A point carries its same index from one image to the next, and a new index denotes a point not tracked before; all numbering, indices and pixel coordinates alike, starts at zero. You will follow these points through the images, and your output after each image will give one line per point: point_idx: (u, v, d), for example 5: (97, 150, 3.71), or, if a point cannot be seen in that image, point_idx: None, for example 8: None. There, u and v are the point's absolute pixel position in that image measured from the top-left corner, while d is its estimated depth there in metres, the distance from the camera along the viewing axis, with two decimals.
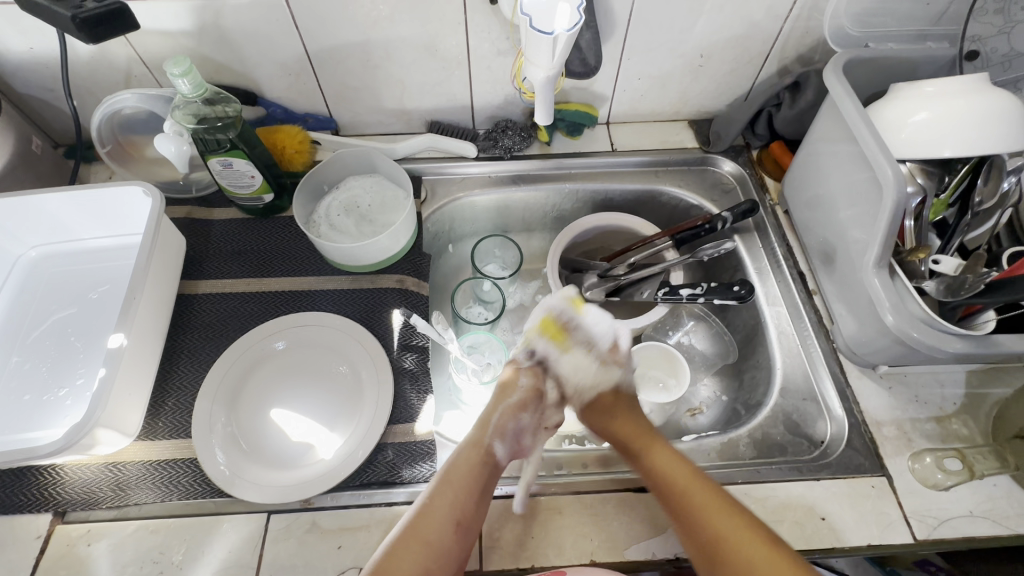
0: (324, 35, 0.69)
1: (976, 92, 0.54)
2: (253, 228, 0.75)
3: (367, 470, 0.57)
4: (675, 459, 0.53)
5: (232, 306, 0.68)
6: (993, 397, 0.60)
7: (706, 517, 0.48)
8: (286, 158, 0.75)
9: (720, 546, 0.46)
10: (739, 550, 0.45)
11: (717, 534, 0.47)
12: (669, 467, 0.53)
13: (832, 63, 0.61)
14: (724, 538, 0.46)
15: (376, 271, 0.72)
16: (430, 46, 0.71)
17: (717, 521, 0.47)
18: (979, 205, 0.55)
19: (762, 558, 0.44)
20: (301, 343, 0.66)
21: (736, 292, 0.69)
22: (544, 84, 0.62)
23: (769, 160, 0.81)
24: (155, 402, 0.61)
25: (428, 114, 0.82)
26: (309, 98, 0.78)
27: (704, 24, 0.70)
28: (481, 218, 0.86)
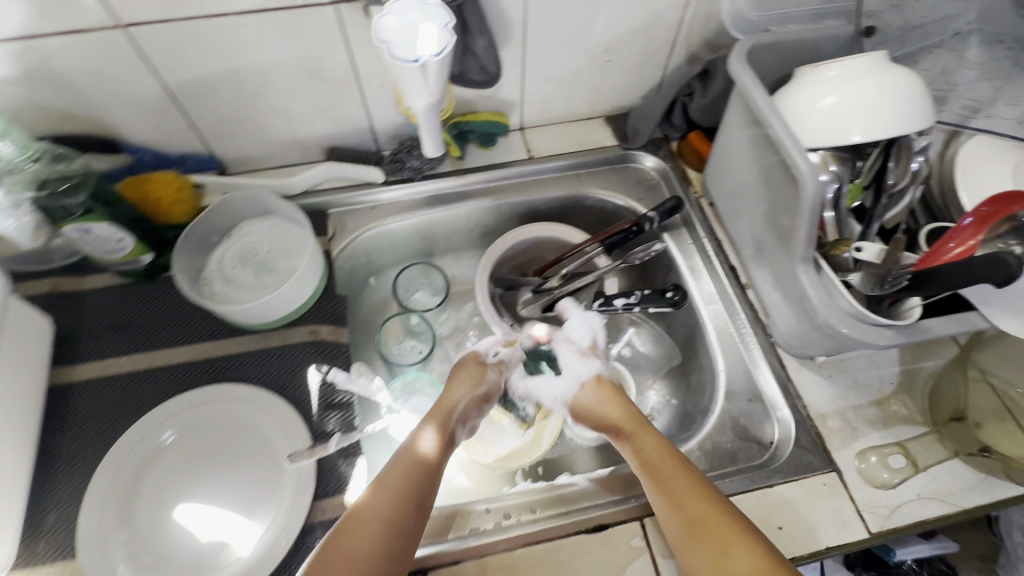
0: (182, 67, 0.60)
1: (879, 72, 0.52)
2: (134, 295, 0.65)
3: (294, 560, 0.51)
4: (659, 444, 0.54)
5: (117, 391, 0.59)
6: (925, 370, 0.61)
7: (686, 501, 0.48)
8: (163, 210, 0.65)
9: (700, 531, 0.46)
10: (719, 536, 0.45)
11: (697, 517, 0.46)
12: (652, 455, 0.53)
13: (735, 50, 0.58)
14: (698, 521, 0.46)
15: (285, 325, 0.65)
16: (311, 68, 0.64)
17: (695, 506, 0.47)
18: (893, 187, 0.54)
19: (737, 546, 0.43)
20: (202, 424, 0.58)
21: (670, 298, 0.66)
22: (427, 110, 0.57)
23: (689, 151, 0.79)
24: (31, 522, 0.52)
25: (325, 140, 0.75)
26: (182, 138, 0.69)
27: (605, 18, 0.66)
28: (401, 245, 0.80)
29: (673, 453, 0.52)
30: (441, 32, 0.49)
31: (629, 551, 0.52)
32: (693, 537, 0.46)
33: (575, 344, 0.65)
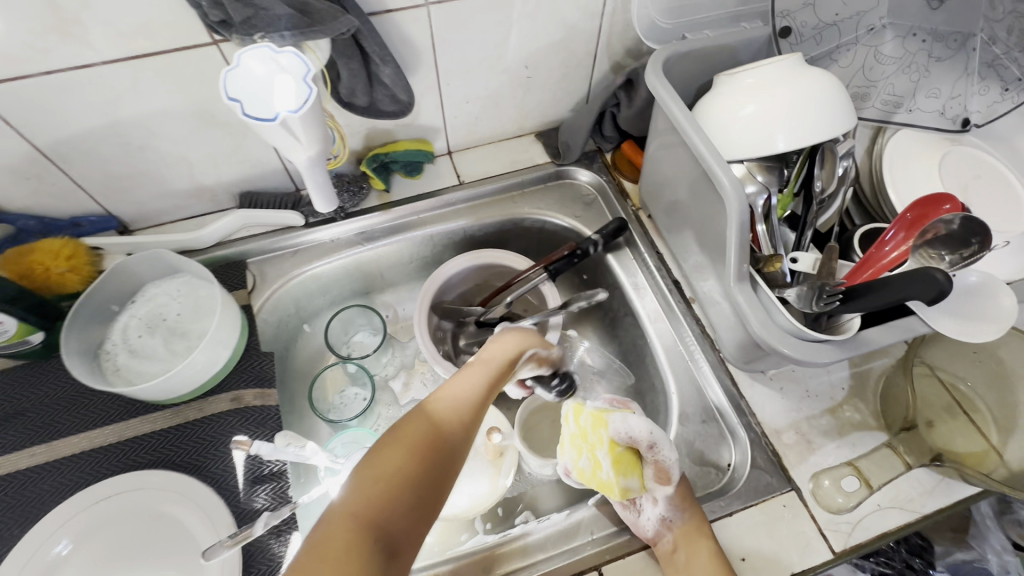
0: (52, 125, 0.54)
1: (796, 76, 0.51)
2: (27, 380, 0.59)
3: None
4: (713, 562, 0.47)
5: (11, 494, 0.53)
6: (875, 371, 0.60)
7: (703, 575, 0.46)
8: (53, 281, 0.59)
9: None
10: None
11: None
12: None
13: (650, 62, 0.56)
14: None
15: (203, 394, 0.59)
16: (204, 113, 0.59)
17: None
18: (822, 192, 0.53)
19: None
20: (110, 521, 0.52)
21: (557, 385, 0.64)
22: (308, 163, 0.53)
23: (624, 162, 0.76)
24: None
25: (234, 186, 0.69)
26: (70, 200, 0.62)
27: (518, 36, 0.63)
28: (333, 288, 0.75)
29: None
30: (300, 84, 0.45)
31: None
32: None
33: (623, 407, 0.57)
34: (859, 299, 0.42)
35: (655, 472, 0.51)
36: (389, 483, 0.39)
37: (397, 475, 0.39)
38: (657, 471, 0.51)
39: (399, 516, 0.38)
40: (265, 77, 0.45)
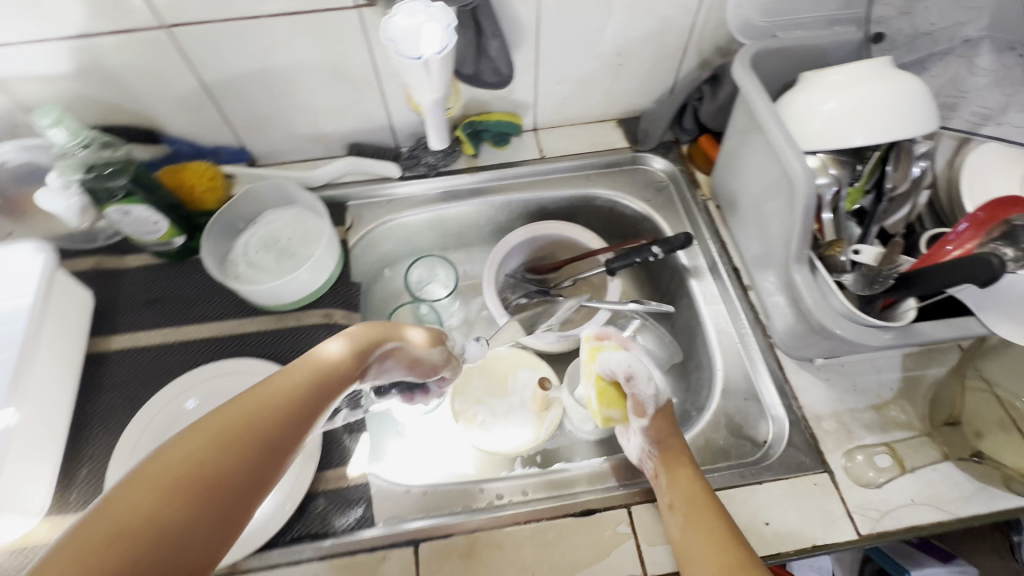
0: (219, 65, 0.65)
1: (881, 78, 0.53)
2: (167, 274, 0.70)
3: (297, 523, 0.55)
4: (696, 481, 0.51)
5: (146, 361, 0.64)
6: (928, 377, 0.61)
7: (686, 490, 0.50)
8: (196, 197, 0.70)
9: (696, 525, 0.48)
10: (706, 527, 0.47)
11: (692, 507, 0.49)
12: (687, 494, 0.50)
13: (739, 56, 0.60)
14: None
15: (301, 307, 0.69)
16: (335, 68, 0.68)
17: (698, 502, 0.49)
18: (892, 191, 0.55)
19: (725, 540, 0.45)
20: (220, 395, 0.62)
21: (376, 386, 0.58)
22: (433, 105, 0.60)
23: (700, 155, 0.80)
24: (67, 472, 0.57)
25: (347, 137, 0.79)
26: (217, 131, 0.74)
27: (616, 24, 0.69)
28: (416, 238, 0.83)
29: (708, 495, 0.50)
30: (445, 31, 0.51)
31: (614, 536, 0.53)
32: None
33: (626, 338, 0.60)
34: (919, 281, 0.46)
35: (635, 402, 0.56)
36: (142, 532, 0.30)
37: (156, 520, 0.31)
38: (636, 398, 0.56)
39: (164, 561, 0.31)
40: (412, 27, 0.52)
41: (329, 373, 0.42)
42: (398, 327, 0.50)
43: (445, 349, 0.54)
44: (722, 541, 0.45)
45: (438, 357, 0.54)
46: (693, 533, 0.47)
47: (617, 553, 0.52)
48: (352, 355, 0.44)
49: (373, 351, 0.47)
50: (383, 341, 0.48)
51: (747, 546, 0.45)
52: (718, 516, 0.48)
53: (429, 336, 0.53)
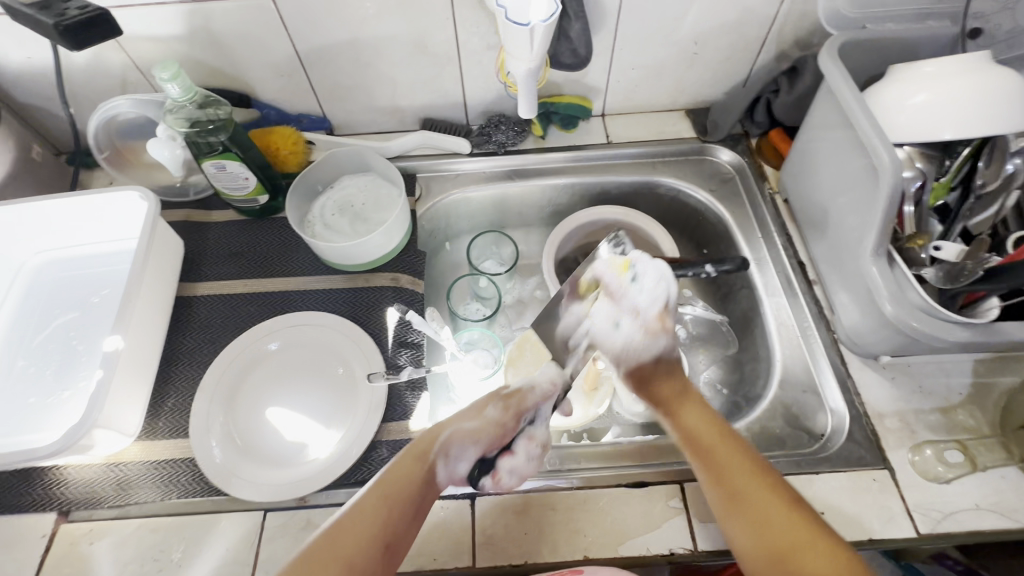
0: (313, 34, 0.69)
1: (977, 71, 0.52)
2: (250, 230, 0.75)
3: (361, 468, 0.58)
4: (703, 415, 0.50)
5: (227, 308, 0.69)
6: (1000, 386, 0.59)
7: (696, 427, 0.49)
8: (280, 159, 0.75)
9: (714, 460, 0.46)
10: (730, 465, 0.45)
11: (705, 445, 0.47)
12: (697, 429, 0.49)
13: (826, 48, 0.60)
14: (741, 491, 0.44)
15: (371, 269, 0.72)
16: (420, 43, 0.71)
17: (708, 436, 0.48)
18: (982, 188, 0.54)
19: (753, 478, 0.44)
20: (295, 344, 0.67)
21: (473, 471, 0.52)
22: (526, 77, 0.62)
23: (769, 148, 0.79)
24: (155, 402, 0.62)
25: (421, 111, 0.82)
26: (302, 99, 0.78)
27: (698, 11, 0.69)
28: (478, 214, 0.86)
29: (718, 427, 0.48)
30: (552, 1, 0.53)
31: (666, 510, 0.54)
32: (733, 512, 0.43)
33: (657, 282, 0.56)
34: (1013, 272, 0.45)
35: (657, 321, 0.56)
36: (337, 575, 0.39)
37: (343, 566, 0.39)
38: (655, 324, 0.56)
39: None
40: None
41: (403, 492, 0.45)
42: (459, 414, 0.53)
43: (499, 404, 0.54)
44: (752, 478, 0.44)
45: (495, 417, 0.53)
46: (712, 471, 0.46)
47: (669, 525, 0.53)
48: (423, 470, 0.48)
49: (434, 451, 0.49)
50: (442, 435, 0.50)
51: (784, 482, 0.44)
52: (739, 452, 0.46)
53: (481, 402, 0.53)
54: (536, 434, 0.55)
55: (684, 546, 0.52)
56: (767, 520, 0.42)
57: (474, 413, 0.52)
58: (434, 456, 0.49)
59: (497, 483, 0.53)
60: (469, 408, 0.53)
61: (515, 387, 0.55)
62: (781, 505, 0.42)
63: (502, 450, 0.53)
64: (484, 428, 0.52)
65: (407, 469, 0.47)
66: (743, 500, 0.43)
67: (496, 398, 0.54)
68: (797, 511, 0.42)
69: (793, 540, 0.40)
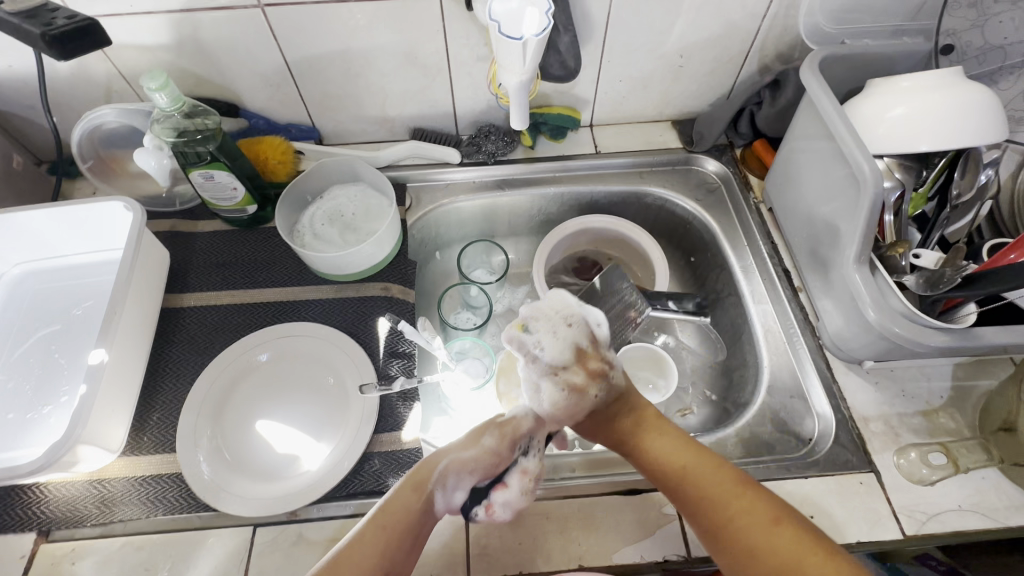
0: (302, 44, 0.69)
1: (952, 85, 0.54)
2: (238, 240, 0.74)
3: (353, 480, 0.57)
4: (668, 440, 0.52)
5: (215, 319, 0.68)
6: (979, 389, 0.61)
7: (666, 456, 0.51)
8: (269, 169, 0.74)
9: (686, 485, 0.48)
10: (709, 490, 0.47)
11: (677, 475, 0.49)
12: (665, 455, 0.51)
13: (807, 62, 0.62)
14: (718, 511, 0.46)
15: (361, 279, 0.72)
16: (410, 54, 0.71)
17: (678, 462, 0.50)
18: (957, 198, 0.57)
19: (731, 495, 0.46)
20: (285, 355, 0.66)
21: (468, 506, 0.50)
22: (519, 88, 0.62)
23: (753, 158, 0.81)
24: (140, 417, 0.60)
25: (412, 121, 0.82)
26: (292, 109, 0.78)
27: (683, 26, 0.70)
28: (468, 224, 0.86)
29: (683, 449, 0.51)
30: (544, 15, 0.53)
31: (660, 516, 0.54)
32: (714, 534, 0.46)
33: (536, 362, 0.57)
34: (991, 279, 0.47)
35: (581, 371, 0.56)
36: None
37: None
38: (577, 378, 0.56)
39: None
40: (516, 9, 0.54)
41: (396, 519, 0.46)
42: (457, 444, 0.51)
43: (494, 432, 0.52)
44: (734, 497, 0.46)
45: (491, 446, 0.51)
46: (692, 505, 0.48)
47: (662, 532, 0.53)
48: (420, 501, 0.48)
49: (432, 481, 0.49)
50: (439, 466, 0.50)
51: (766, 498, 0.46)
52: (712, 474, 0.48)
53: (477, 431, 0.52)
54: (529, 467, 0.52)
55: (677, 552, 0.52)
56: (745, 537, 0.44)
57: (472, 441, 0.51)
58: (432, 487, 0.49)
59: (490, 515, 0.51)
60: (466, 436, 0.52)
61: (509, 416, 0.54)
62: (763, 521, 0.44)
63: (496, 482, 0.51)
64: (473, 459, 0.50)
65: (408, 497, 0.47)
66: (728, 522, 0.45)
67: (492, 427, 0.53)
68: (774, 525, 0.44)
69: (777, 551, 0.42)
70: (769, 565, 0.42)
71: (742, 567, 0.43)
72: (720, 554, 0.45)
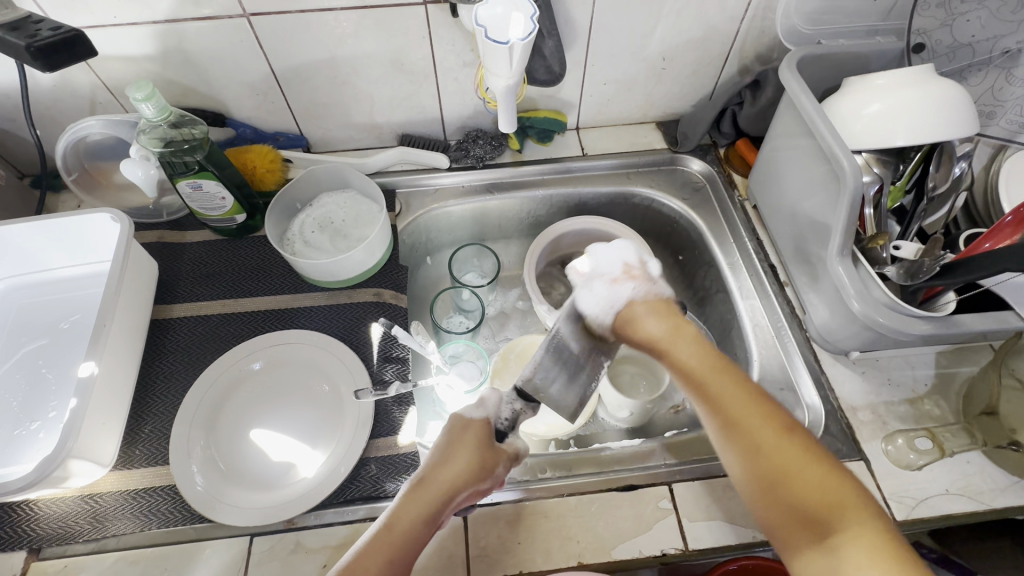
0: (289, 53, 0.69)
1: (925, 82, 0.56)
2: (227, 250, 0.74)
3: (350, 486, 0.57)
4: (696, 350, 0.50)
5: (206, 329, 0.67)
6: (961, 375, 0.62)
7: (692, 364, 0.49)
8: (257, 177, 0.74)
9: (712, 399, 0.46)
10: (728, 400, 0.46)
11: (705, 379, 0.47)
12: (697, 366, 0.48)
13: (785, 61, 0.63)
14: (736, 422, 0.44)
15: (352, 285, 0.72)
16: (397, 61, 0.72)
17: (704, 374, 0.48)
18: (933, 191, 0.59)
19: (747, 405, 0.45)
20: (278, 363, 0.66)
21: None
22: (506, 92, 0.63)
23: (736, 157, 0.83)
24: (131, 430, 0.60)
25: (400, 128, 0.83)
26: (279, 117, 0.78)
27: (665, 29, 0.72)
28: (458, 227, 0.86)
29: (711, 364, 0.48)
30: (529, 19, 0.54)
31: (657, 511, 0.55)
32: (731, 443, 0.44)
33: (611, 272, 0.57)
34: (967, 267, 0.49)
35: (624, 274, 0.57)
36: None
37: None
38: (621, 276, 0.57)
39: None
40: (501, 15, 0.55)
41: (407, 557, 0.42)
42: (472, 471, 0.47)
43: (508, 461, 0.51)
44: (755, 412, 0.45)
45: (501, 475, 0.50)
46: (710, 404, 0.46)
47: (659, 526, 0.54)
48: (430, 528, 0.44)
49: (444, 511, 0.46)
50: (456, 496, 0.46)
51: (778, 408, 0.45)
52: (733, 382, 0.47)
53: (491, 459, 0.49)
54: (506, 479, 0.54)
55: (675, 546, 0.53)
56: (760, 448, 0.43)
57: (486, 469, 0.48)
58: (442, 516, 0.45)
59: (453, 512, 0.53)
60: (481, 459, 0.48)
61: (513, 449, 0.52)
62: (774, 431, 0.43)
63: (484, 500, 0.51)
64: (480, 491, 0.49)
65: (418, 526, 0.44)
66: (748, 434, 0.44)
67: (505, 458, 0.50)
68: (789, 440, 0.43)
69: (784, 461, 0.42)
70: (773, 470, 0.42)
71: (748, 472, 0.43)
72: (729, 453, 0.45)
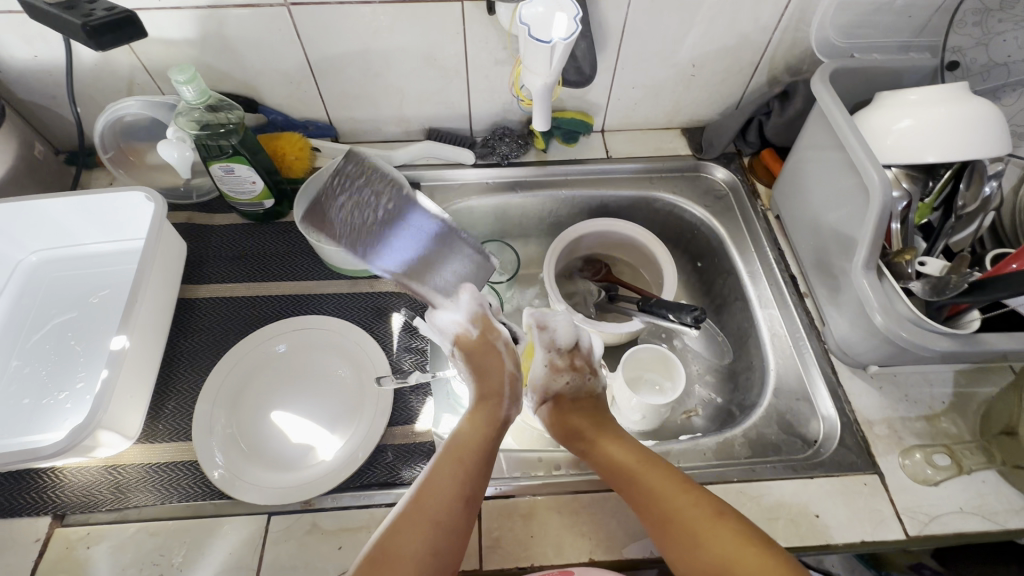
0: (324, 44, 0.70)
1: (958, 99, 0.56)
2: (254, 233, 0.75)
3: (368, 471, 0.58)
4: (628, 448, 0.57)
5: (231, 311, 0.69)
6: (980, 396, 0.62)
7: (620, 460, 0.55)
8: (286, 165, 0.74)
9: (646, 491, 0.51)
10: (661, 490, 0.51)
11: (635, 473, 0.53)
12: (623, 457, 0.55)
13: (818, 73, 0.64)
14: (680, 518, 0.48)
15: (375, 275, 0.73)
16: (429, 57, 0.73)
17: (632, 463, 0.54)
18: (962, 209, 0.59)
19: (685, 496, 0.50)
20: (301, 346, 0.67)
21: None
22: (541, 92, 0.63)
23: (760, 167, 0.83)
24: (155, 405, 0.61)
25: (427, 122, 0.84)
26: (309, 106, 0.79)
27: (698, 36, 0.72)
28: (480, 224, 0.87)
29: (642, 454, 0.55)
30: (572, 20, 0.55)
31: None
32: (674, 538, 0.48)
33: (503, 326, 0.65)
34: (994, 286, 0.49)
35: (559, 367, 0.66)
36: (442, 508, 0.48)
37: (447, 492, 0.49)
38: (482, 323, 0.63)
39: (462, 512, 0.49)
40: (543, 13, 0.56)
41: (473, 444, 0.53)
42: (479, 358, 0.61)
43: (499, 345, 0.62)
44: (681, 497, 0.50)
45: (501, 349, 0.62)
46: (646, 502, 0.51)
47: None
48: (482, 423, 0.56)
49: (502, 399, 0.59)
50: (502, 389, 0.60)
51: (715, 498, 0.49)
52: (662, 475, 0.52)
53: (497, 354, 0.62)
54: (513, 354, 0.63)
55: None
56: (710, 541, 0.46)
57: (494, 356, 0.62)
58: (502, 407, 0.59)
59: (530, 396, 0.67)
60: (481, 357, 0.61)
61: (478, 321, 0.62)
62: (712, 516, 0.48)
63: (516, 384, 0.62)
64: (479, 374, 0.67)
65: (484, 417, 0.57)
66: (682, 527, 0.48)
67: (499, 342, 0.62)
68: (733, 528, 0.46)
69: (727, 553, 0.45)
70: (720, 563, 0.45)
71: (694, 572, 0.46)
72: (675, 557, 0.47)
